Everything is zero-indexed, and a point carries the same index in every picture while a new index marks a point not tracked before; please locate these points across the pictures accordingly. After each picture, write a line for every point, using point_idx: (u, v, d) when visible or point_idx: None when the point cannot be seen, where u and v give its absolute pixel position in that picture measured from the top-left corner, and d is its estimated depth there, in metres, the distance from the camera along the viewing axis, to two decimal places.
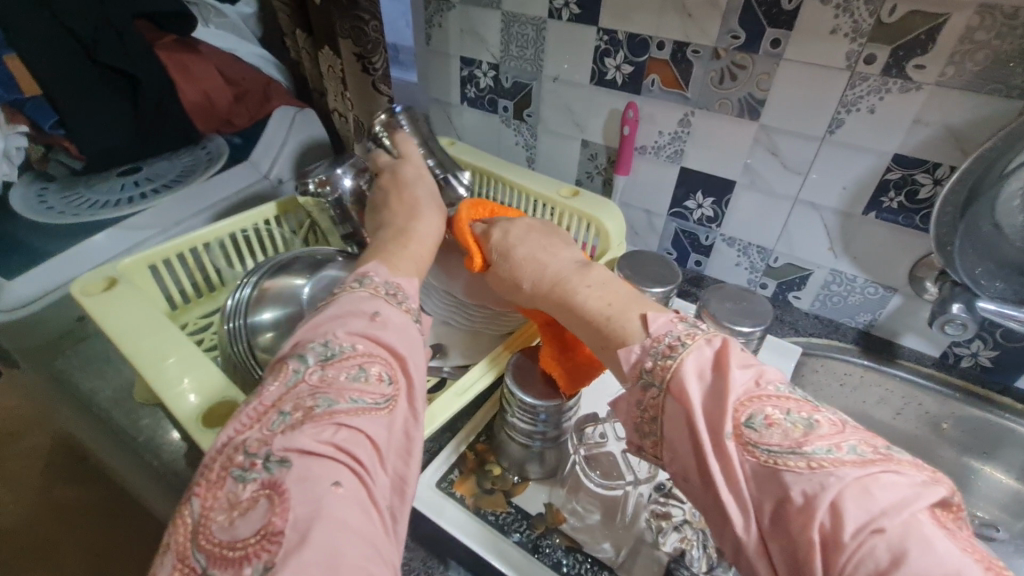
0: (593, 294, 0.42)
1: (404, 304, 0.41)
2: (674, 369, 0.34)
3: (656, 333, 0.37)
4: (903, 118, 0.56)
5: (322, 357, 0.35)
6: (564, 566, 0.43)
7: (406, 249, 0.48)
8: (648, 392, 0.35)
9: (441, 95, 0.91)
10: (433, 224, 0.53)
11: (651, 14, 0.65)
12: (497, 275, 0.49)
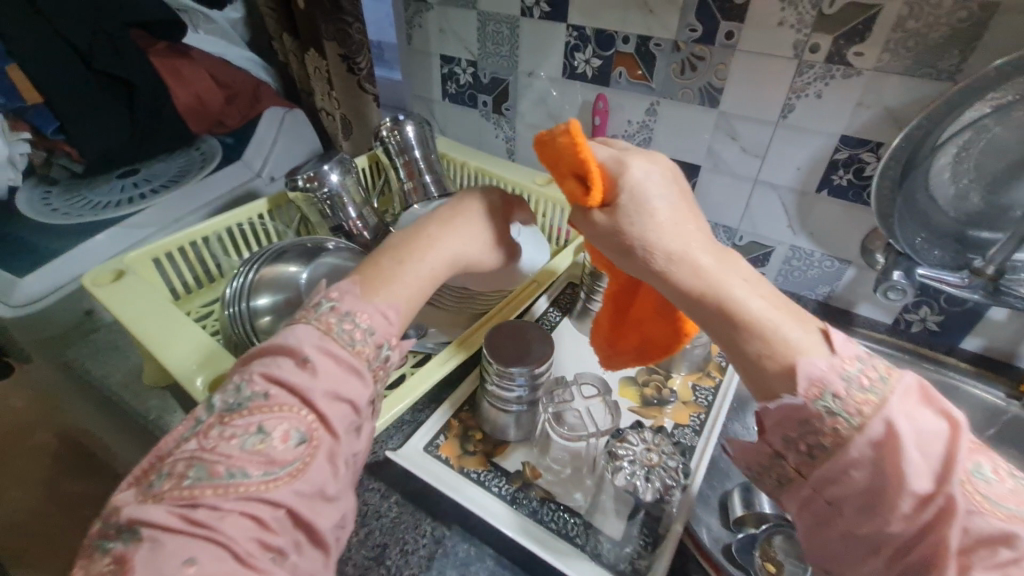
0: (756, 290, 0.32)
1: (358, 347, 0.34)
2: (876, 407, 0.28)
3: (844, 354, 0.30)
4: (847, 102, 0.61)
5: (226, 404, 0.31)
6: (538, 514, 0.48)
7: (405, 271, 0.38)
8: (829, 420, 0.29)
9: (424, 92, 0.95)
10: (461, 238, 0.40)
11: (616, 11, 0.69)
12: (616, 232, 0.34)
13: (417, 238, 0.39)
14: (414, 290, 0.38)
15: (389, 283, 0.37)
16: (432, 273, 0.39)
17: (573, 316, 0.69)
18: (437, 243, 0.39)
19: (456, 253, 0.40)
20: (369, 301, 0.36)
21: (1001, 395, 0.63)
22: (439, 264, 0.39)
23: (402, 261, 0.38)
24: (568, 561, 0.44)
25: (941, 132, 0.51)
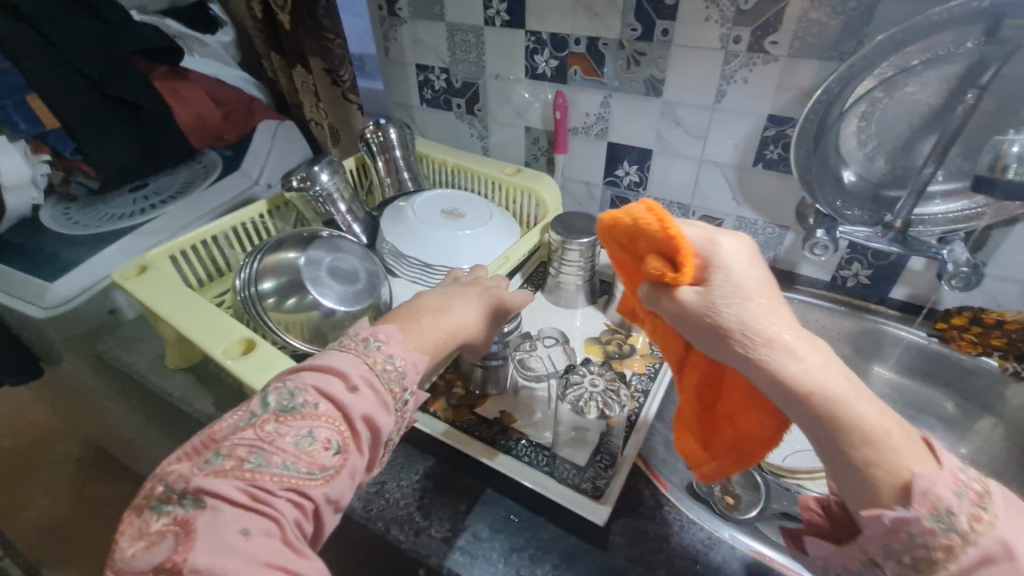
0: (849, 384, 0.34)
1: (395, 385, 0.40)
2: (989, 528, 0.30)
3: (951, 469, 0.32)
4: (769, 85, 0.69)
5: (281, 405, 0.36)
6: (515, 450, 0.57)
7: (424, 325, 0.45)
8: (942, 534, 0.30)
9: (403, 99, 1.04)
10: (468, 312, 0.49)
11: (566, 16, 0.78)
12: (706, 313, 0.35)
13: (430, 305, 0.48)
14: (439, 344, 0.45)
15: (424, 340, 0.44)
16: (441, 332, 0.46)
17: (545, 290, 0.78)
18: (450, 311, 0.48)
19: (462, 322, 0.48)
20: (409, 351, 0.42)
21: (923, 334, 0.71)
22: (453, 327, 0.47)
23: (424, 320, 0.46)
24: (537, 481, 0.53)
25: (839, 105, 0.60)
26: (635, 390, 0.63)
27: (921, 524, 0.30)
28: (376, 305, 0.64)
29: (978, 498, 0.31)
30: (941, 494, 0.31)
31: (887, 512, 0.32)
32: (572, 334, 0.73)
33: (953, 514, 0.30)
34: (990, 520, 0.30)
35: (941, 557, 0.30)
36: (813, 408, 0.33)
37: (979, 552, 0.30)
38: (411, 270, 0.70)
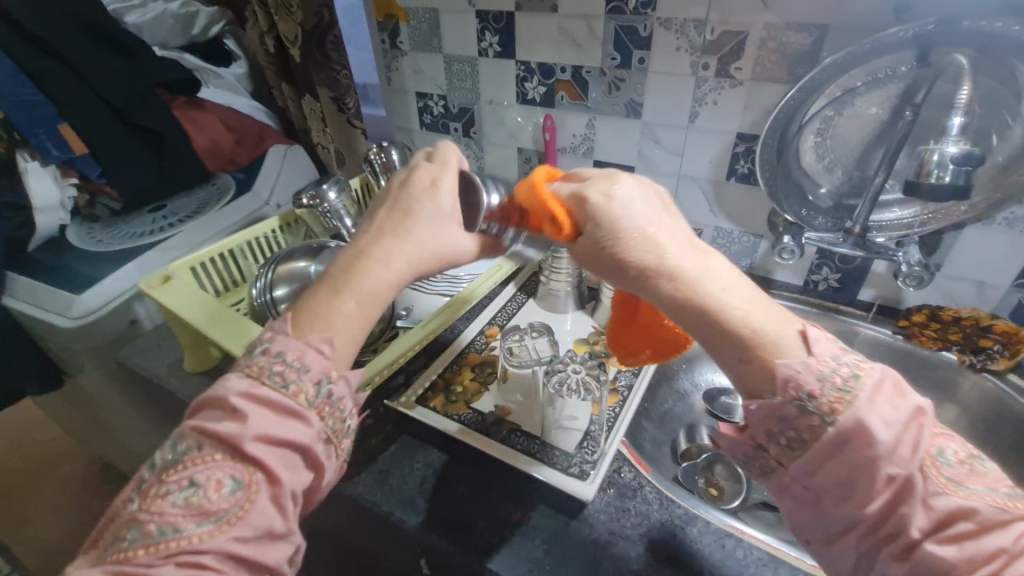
0: (739, 300, 0.37)
1: (291, 386, 0.38)
2: (852, 405, 0.35)
3: (821, 355, 0.37)
4: (736, 106, 0.76)
5: (167, 462, 0.36)
6: (508, 439, 0.61)
7: (362, 286, 0.40)
8: (806, 416, 0.36)
9: (404, 124, 1.12)
10: (391, 279, 0.41)
11: (552, 48, 0.86)
12: (593, 253, 0.40)
13: (349, 276, 0.41)
14: (367, 306, 0.41)
15: (338, 310, 0.41)
16: (391, 288, 0.42)
17: (537, 298, 0.83)
18: (387, 267, 0.41)
19: (385, 294, 0.42)
20: (306, 338, 0.40)
21: (889, 332, 0.76)
22: (373, 302, 0.41)
23: (331, 307, 0.41)
24: (530, 466, 0.58)
25: (795, 120, 0.67)
26: (618, 383, 0.68)
27: (787, 408, 0.36)
28: None
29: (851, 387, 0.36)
30: (806, 382, 0.36)
31: (760, 401, 0.38)
32: (562, 336, 0.78)
33: (817, 397, 0.36)
34: (851, 402, 0.35)
35: (807, 438, 0.37)
36: (717, 330, 0.37)
37: (840, 430, 0.35)
38: None
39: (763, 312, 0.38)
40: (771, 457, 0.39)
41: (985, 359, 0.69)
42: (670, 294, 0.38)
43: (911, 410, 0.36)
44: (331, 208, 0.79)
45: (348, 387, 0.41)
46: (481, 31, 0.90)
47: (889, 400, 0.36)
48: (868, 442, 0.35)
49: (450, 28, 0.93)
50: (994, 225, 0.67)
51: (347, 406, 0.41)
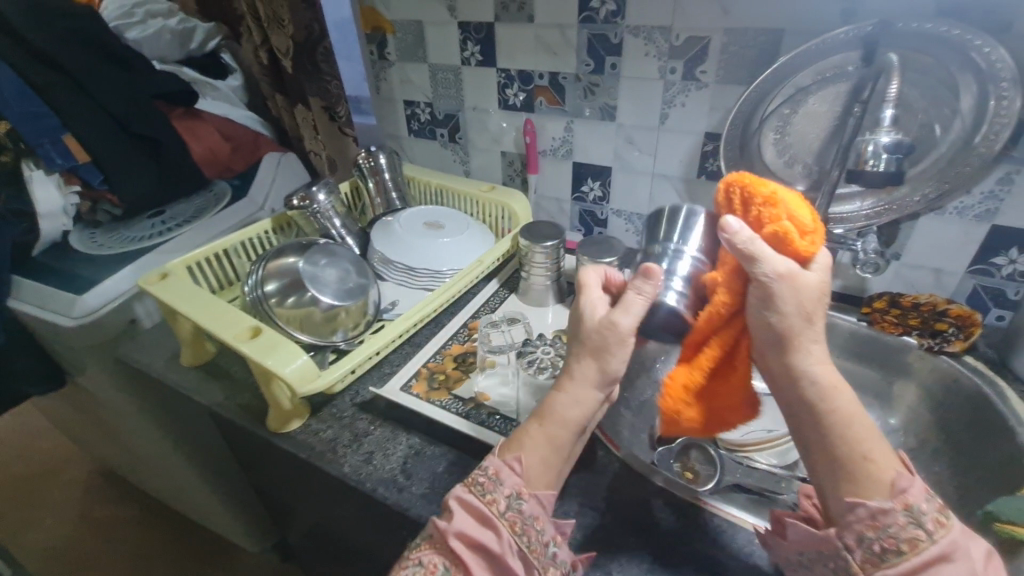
0: (876, 446, 0.42)
1: (487, 496, 0.47)
2: (948, 527, 0.39)
3: (937, 502, 0.41)
4: (703, 107, 0.80)
5: (413, 545, 0.48)
6: (486, 422, 0.65)
7: (562, 405, 0.50)
8: (909, 528, 0.39)
9: (393, 131, 1.16)
10: (575, 405, 0.50)
11: (530, 55, 0.90)
12: (783, 368, 0.44)
13: (546, 407, 0.51)
14: (553, 432, 0.50)
15: (545, 424, 0.50)
16: (574, 412, 0.50)
17: (518, 293, 0.87)
18: (575, 380, 0.50)
19: (572, 423, 0.50)
20: (503, 457, 0.51)
21: (853, 319, 0.80)
22: (554, 436, 0.50)
23: (529, 436, 0.51)
24: (507, 445, 0.61)
25: (756, 117, 0.73)
26: None
27: (898, 516, 0.39)
28: (365, 301, 0.73)
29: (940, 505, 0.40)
30: (914, 498, 0.40)
31: (868, 502, 0.40)
32: (542, 328, 0.82)
33: (923, 513, 0.39)
34: (948, 526, 0.39)
35: (905, 549, 0.39)
36: (849, 448, 0.42)
37: (939, 548, 0.38)
38: (397, 274, 0.81)
39: (870, 432, 0.42)
40: (855, 558, 0.41)
41: (942, 342, 0.72)
42: (822, 384, 0.43)
43: (985, 552, 0.40)
44: (319, 209, 0.83)
45: (539, 504, 0.48)
46: (464, 40, 0.95)
47: (976, 547, 0.40)
48: (957, 565, 0.38)
49: (434, 39, 0.98)
50: (947, 214, 0.71)
51: (542, 530, 0.48)
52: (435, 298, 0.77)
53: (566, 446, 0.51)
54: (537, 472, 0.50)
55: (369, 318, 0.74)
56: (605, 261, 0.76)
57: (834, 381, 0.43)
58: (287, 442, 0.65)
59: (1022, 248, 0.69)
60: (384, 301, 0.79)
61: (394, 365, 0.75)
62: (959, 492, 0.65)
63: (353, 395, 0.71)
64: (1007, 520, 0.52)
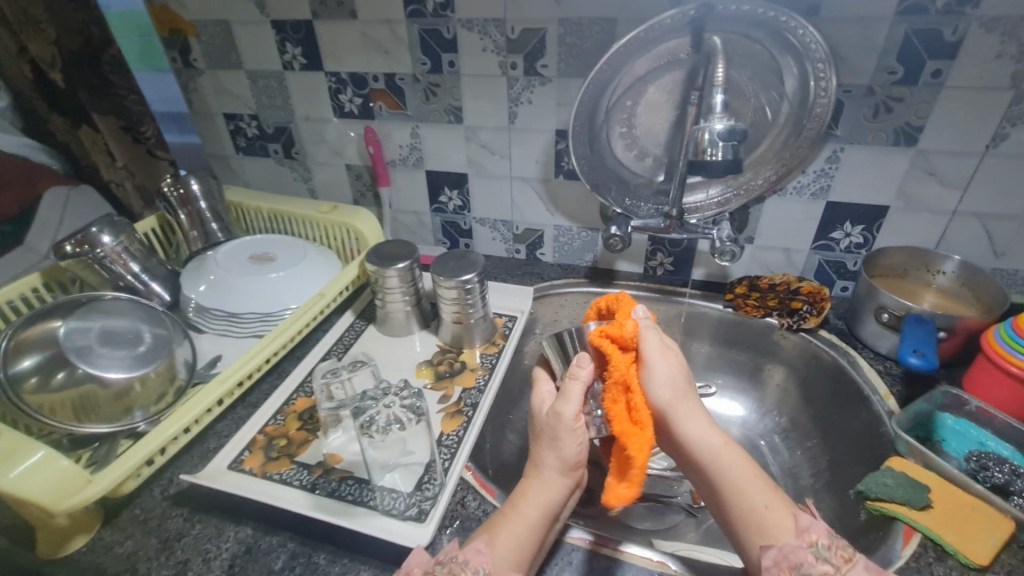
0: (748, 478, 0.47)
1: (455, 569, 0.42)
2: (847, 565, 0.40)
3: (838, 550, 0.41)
4: (550, 103, 0.76)
5: None
6: (337, 491, 0.54)
7: (520, 503, 0.49)
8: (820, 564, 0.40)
9: (218, 150, 1.00)
10: (544, 492, 0.49)
11: (359, 56, 0.80)
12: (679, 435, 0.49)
13: (523, 493, 0.50)
14: (524, 522, 0.46)
15: (501, 519, 0.47)
16: (535, 508, 0.48)
17: (377, 323, 0.77)
18: (543, 469, 0.51)
19: (548, 504, 0.48)
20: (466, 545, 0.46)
21: (720, 306, 0.80)
22: (528, 514, 0.47)
23: (502, 517, 0.48)
24: (360, 521, 0.50)
25: (600, 109, 0.67)
26: (463, 405, 0.64)
27: (803, 552, 0.42)
28: (171, 363, 0.59)
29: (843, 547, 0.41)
30: (816, 534, 0.42)
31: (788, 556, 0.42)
32: (407, 361, 0.72)
33: (829, 548, 0.41)
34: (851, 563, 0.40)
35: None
36: (738, 487, 0.47)
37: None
38: (218, 323, 0.66)
39: (762, 495, 0.46)
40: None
41: (799, 320, 0.74)
42: (719, 445, 0.48)
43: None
44: (103, 252, 0.66)
45: None
46: (281, 41, 0.83)
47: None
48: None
49: (245, 41, 0.84)
50: (787, 195, 0.73)
51: None
52: (265, 347, 0.63)
53: (541, 529, 0.47)
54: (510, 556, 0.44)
55: (182, 385, 0.60)
56: (463, 279, 0.68)
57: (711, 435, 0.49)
58: (63, 571, 0.48)
59: (853, 221, 0.73)
60: (202, 360, 0.64)
61: (222, 437, 0.61)
62: (831, 466, 0.66)
63: (165, 486, 0.56)
64: (877, 496, 0.52)
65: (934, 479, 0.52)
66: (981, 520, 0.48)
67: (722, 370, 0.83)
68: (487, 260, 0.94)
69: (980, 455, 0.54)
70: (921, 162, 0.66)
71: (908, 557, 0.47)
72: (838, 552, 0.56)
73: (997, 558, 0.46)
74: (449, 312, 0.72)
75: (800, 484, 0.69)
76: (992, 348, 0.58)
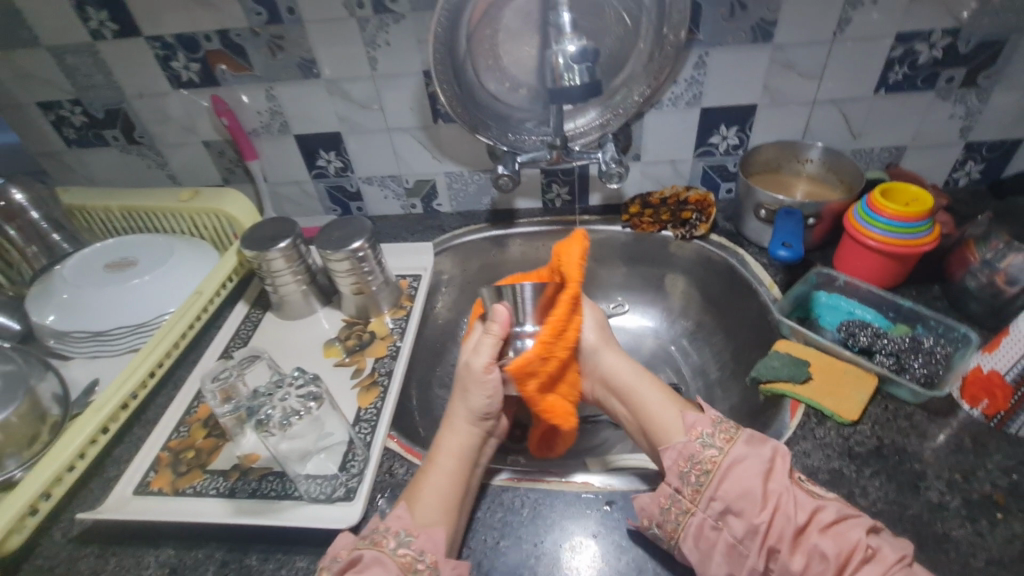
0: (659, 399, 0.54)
1: (378, 540, 0.43)
2: (730, 448, 0.46)
3: (724, 434, 0.47)
4: (411, 41, 0.70)
5: None
6: (258, 490, 0.52)
7: (439, 450, 0.51)
8: (707, 452, 0.47)
9: (43, 147, 0.85)
10: (456, 438, 0.52)
11: (180, 14, 0.69)
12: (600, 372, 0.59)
13: (438, 446, 0.52)
14: (439, 471, 0.49)
15: (417, 483, 0.48)
16: (452, 459, 0.50)
17: (274, 309, 0.72)
18: (454, 419, 0.54)
19: (461, 448, 0.51)
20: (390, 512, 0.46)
21: (619, 228, 0.81)
22: (445, 465, 0.49)
23: (422, 475, 0.49)
24: (287, 515, 0.49)
25: (462, 37, 0.62)
26: (377, 375, 0.62)
27: (693, 445, 0.47)
28: (36, 400, 0.52)
29: (726, 428, 0.48)
30: (702, 428, 0.48)
31: (675, 446, 0.48)
32: (314, 342, 0.69)
33: (712, 437, 0.47)
34: (732, 443, 0.46)
35: (710, 469, 0.46)
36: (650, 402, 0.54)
37: (729, 460, 0.45)
38: (84, 345, 0.59)
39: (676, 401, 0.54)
40: (686, 496, 0.46)
41: (690, 229, 0.77)
42: (643, 373, 0.57)
43: (771, 449, 0.46)
44: None
45: (430, 539, 0.43)
46: (79, 6, 0.70)
47: (753, 441, 0.46)
48: (746, 469, 0.45)
49: (34, 11, 0.70)
50: (664, 107, 0.73)
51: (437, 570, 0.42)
52: (145, 359, 0.57)
53: (459, 474, 0.49)
54: (434, 507, 0.46)
55: (57, 421, 0.54)
56: (353, 248, 0.65)
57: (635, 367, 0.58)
58: None
59: (728, 124, 0.75)
60: (76, 389, 0.58)
61: (120, 465, 0.56)
62: (734, 356, 0.72)
63: (65, 529, 0.51)
64: (768, 379, 0.56)
65: (812, 353, 0.57)
66: (850, 381, 0.54)
67: (631, 287, 0.86)
68: (383, 221, 0.89)
69: (848, 324, 0.60)
70: (779, 57, 0.68)
71: (794, 427, 0.52)
72: (743, 433, 0.61)
73: (865, 411, 0.53)
74: (346, 284, 0.68)
75: (709, 379, 0.74)
76: (852, 226, 0.63)
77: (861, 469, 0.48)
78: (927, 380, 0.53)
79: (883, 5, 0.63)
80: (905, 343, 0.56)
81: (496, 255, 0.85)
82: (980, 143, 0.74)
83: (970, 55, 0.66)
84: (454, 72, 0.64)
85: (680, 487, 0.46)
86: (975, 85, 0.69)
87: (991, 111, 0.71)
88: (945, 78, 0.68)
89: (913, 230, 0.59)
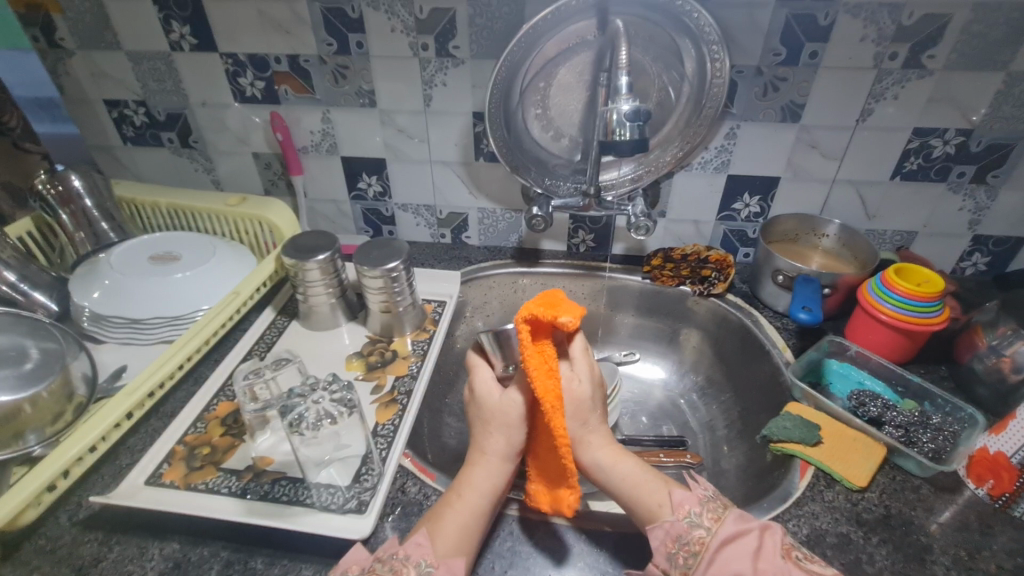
0: (629, 481, 0.52)
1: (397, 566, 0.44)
2: (717, 527, 0.46)
3: (710, 513, 0.47)
4: (465, 84, 0.75)
5: None
6: (270, 493, 0.52)
7: (467, 482, 0.51)
8: (694, 531, 0.46)
9: (100, 141, 0.89)
10: (485, 473, 0.52)
11: (257, 37, 0.75)
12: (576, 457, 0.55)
13: (466, 476, 0.52)
14: (467, 505, 0.49)
15: (441, 512, 0.49)
16: (483, 492, 0.50)
17: (300, 318, 0.74)
18: (486, 455, 0.53)
19: (492, 486, 0.51)
20: (408, 536, 0.47)
21: (639, 278, 0.84)
22: (473, 498, 0.50)
23: (449, 507, 0.49)
24: (297, 520, 0.49)
25: (516, 88, 0.68)
26: (397, 394, 0.64)
27: (680, 524, 0.47)
28: (67, 378, 0.53)
29: (713, 507, 0.48)
30: (689, 505, 0.48)
31: (681, 520, 0.47)
32: (335, 354, 0.70)
33: (700, 515, 0.47)
34: (719, 522, 0.46)
35: (698, 550, 0.45)
36: (620, 487, 0.52)
37: (718, 540, 0.45)
38: (119, 331, 0.61)
39: (651, 485, 0.51)
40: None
41: (708, 287, 0.80)
42: (612, 463, 0.53)
43: (760, 528, 0.46)
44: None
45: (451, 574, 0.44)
46: (165, 19, 0.75)
47: (738, 522, 0.46)
48: (736, 550, 0.44)
49: (123, 18, 0.76)
50: (693, 170, 0.77)
51: None
52: (175, 353, 0.59)
53: (485, 510, 0.49)
54: (461, 547, 0.46)
55: (82, 402, 0.55)
56: (389, 267, 0.67)
57: (611, 454, 0.54)
58: None
59: (751, 193, 0.79)
60: (104, 373, 0.59)
61: (134, 453, 0.57)
62: (742, 415, 0.73)
63: (73, 511, 0.51)
64: (779, 438, 0.58)
65: (824, 418, 0.59)
66: (860, 449, 0.55)
67: (644, 336, 0.88)
68: (412, 246, 0.93)
69: (859, 394, 0.62)
70: (805, 137, 0.73)
71: (804, 487, 0.53)
72: (749, 491, 0.62)
73: (873, 479, 0.54)
74: (375, 302, 0.70)
75: (716, 435, 0.75)
76: (867, 300, 0.66)
77: (869, 536, 0.49)
78: (935, 454, 0.55)
79: (903, 101, 0.68)
80: (913, 418, 0.58)
81: (517, 291, 0.88)
82: (988, 237, 0.78)
83: (982, 155, 0.71)
84: (505, 115, 0.69)
85: (666, 569, 0.45)
86: (986, 182, 0.73)
87: (999, 208, 0.75)
88: (957, 172, 0.73)
89: (926, 309, 0.62)
